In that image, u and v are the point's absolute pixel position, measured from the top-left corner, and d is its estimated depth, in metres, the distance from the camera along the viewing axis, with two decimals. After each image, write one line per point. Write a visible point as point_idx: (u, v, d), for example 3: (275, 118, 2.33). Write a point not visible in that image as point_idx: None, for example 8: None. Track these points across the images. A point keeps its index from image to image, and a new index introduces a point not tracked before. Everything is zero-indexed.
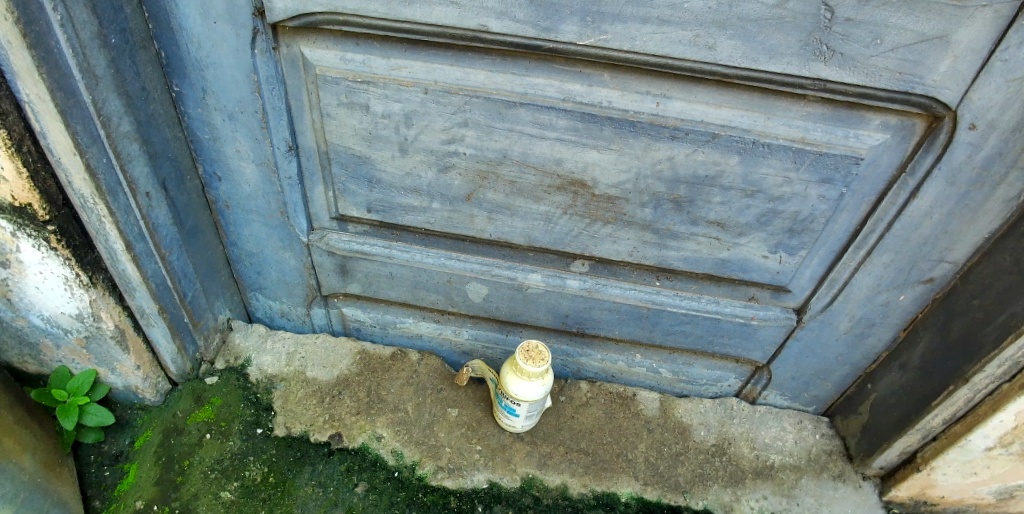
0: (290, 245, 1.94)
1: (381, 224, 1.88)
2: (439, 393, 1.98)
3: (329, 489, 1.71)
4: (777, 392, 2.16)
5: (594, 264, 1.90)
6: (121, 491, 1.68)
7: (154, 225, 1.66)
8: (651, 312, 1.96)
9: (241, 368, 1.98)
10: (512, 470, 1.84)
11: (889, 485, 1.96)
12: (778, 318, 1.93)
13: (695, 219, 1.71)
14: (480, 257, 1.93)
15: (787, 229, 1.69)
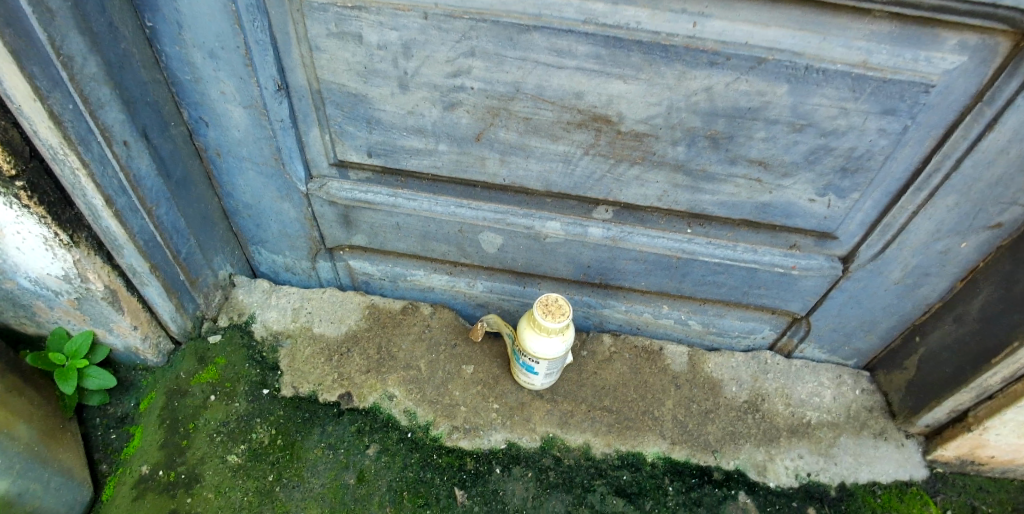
0: (289, 195, 1.79)
1: (384, 170, 1.71)
2: (454, 349, 1.88)
3: (339, 451, 1.64)
4: (815, 345, 2.01)
5: (619, 210, 1.72)
6: (127, 455, 1.62)
7: (137, 178, 1.52)
8: (681, 261, 1.80)
9: (246, 326, 1.89)
10: (531, 429, 1.74)
11: (935, 443, 1.84)
12: (822, 267, 1.75)
13: (734, 159, 1.51)
14: (493, 204, 1.76)
15: (839, 168, 1.48)
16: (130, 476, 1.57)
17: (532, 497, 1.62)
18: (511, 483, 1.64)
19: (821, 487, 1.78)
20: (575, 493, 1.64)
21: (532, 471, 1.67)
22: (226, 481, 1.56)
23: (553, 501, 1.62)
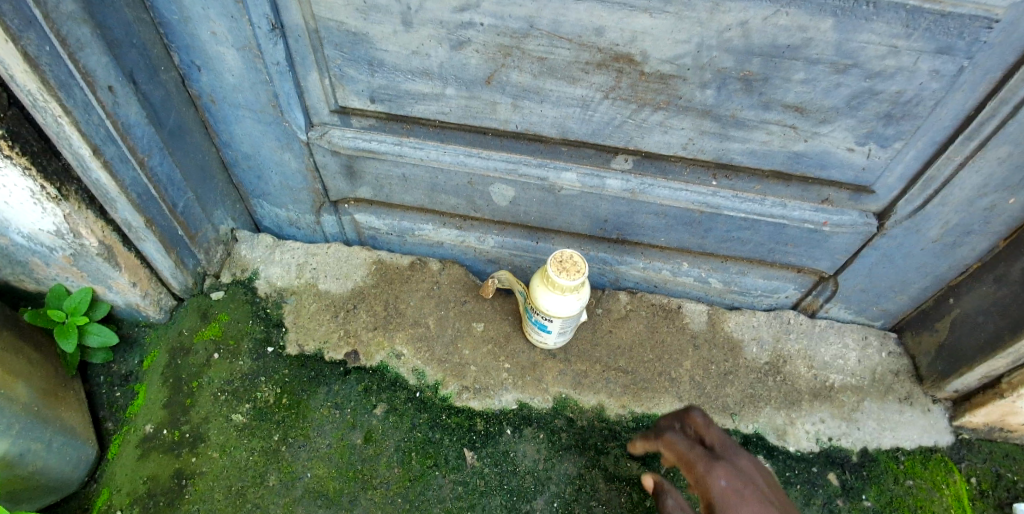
0: (289, 145, 1.69)
1: (388, 117, 1.60)
2: (464, 306, 1.81)
3: (346, 410, 1.60)
4: (842, 305, 1.91)
5: (640, 160, 1.60)
6: (131, 412, 1.60)
7: (125, 127, 1.42)
8: (704, 216, 1.69)
9: (249, 282, 1.83)
10: (543, 390, 1.68)
11: (963, 409, 1.76)
12: (855, 223, 1.63)
13: (768, 104, 1.38)
14: (504, 153, 1.65)
15: (884, 114, 1.35)
16: (134, 435, 1.55)
17: (544, 459, 1.57)
18: (522, 444, 1.59)
19: (843, 452, 1.72)
20: (589, 456, 1.58)
21: (544, 432, 1.61)
22: (231, 440, 1.53)
23: (565, 463, 1.56)
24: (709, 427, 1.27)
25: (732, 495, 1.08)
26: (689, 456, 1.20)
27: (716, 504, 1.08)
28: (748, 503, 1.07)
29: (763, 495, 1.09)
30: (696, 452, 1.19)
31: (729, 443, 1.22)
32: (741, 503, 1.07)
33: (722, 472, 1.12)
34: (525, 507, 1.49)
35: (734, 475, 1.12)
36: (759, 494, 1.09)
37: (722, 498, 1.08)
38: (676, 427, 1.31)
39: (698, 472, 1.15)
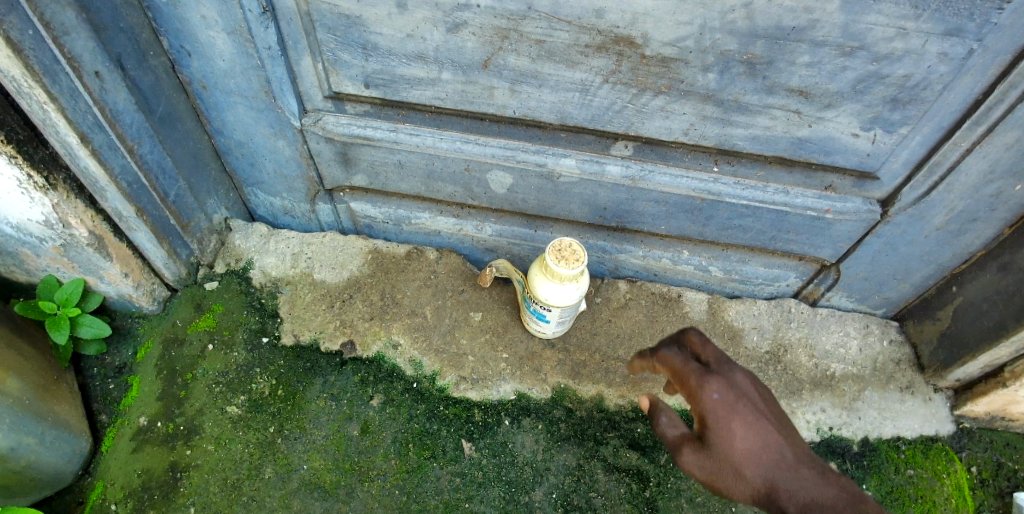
0: (282, 132, 1.65)
1: (383, 102, 1.56)
2: (461, 295, 1.79)
3: (342, 402, 1.58)
4: (843, 293, 1.89)
5: (640, 146, 1.57)
6: (125, 405, 1.58)
7: (114, 113, 1.39)
8: (705, 203, 1.66)
9: (243, 272, 1.80)
10: (542, 380, 1.67)
11: (964, 398, 1.75)
12: (859, 211, 1.60)
13: (773, 88, 1.34)
14: (502, 140, 1.61)
15: (890, 98, 1.31)
16: (128, 427, 1.53)
17: (542, 450, 1.55)
18: (521, 435, 1.57)
19: (844, 441, 1.72)
20: (588, 446, 1.56)
21: (542, 423, 1.60)
22: (226, 432, 1.51)
23: (564, 454, 1.55)
24: (706, 344, 1.22)
25: (729, 417, 1.08)
26: (684, 374, 1.16)
27: (711, 423, 1.08)
28: (744, 425, 1.07)
29: (759, 413, 1.09)
30: (692, 368, 1.15)
31: (727, 359, 1.18)
32: (737, 426, 1.07)
33: (721, 392, 1.10)
34: (524, 498, 1.48)
35: (732, 396, 1.10)
36: (756, 414, 1.09)
37: (719, 421, 1.07)
38: (671, 343, 1.25)
39: (691, 389, 1.13)
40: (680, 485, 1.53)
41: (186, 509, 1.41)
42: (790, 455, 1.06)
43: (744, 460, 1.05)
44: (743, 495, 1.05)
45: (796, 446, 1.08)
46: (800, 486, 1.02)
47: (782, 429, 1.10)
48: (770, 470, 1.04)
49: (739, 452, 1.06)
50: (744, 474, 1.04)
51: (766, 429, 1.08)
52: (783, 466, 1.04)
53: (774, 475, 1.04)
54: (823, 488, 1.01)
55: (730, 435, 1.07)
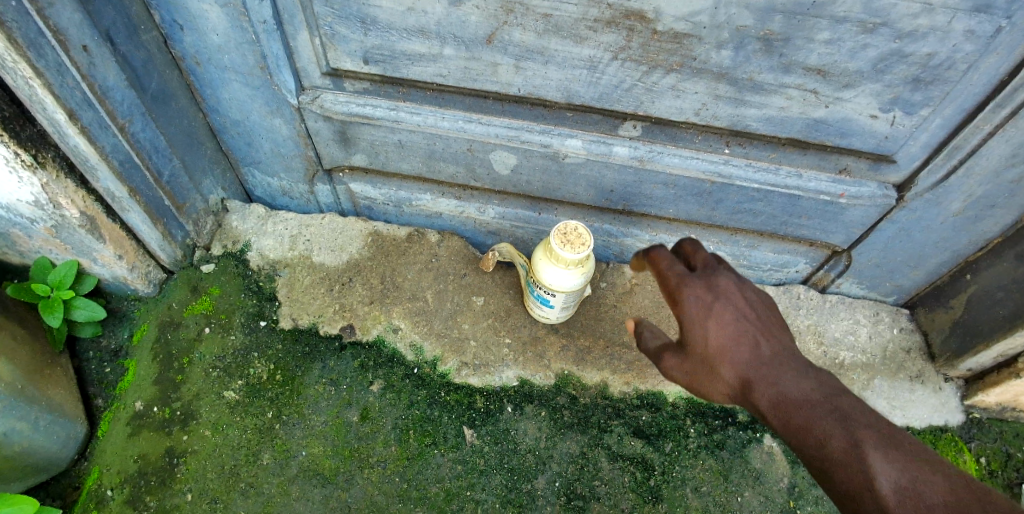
0: (279, 110, 1.59)
1: (383, 79, 1.50)
2: (463, 280, 1.75)
3: (342, 387, 1.55)
4: (854, 280, 1.85)
5: (648, 126, 1.51)
6: (122, 389, 1.55)
7: (103, 90, 1.33)
8: (715, 186, 1.61)
9: (240, 254, 1.76)
10: (545, 366, 1.63)
11: (976, 388, 1.73)
12: (874, 196, 1.55)
13: (789, 66, 1.28)
14: (506, 118, 1.55)
15: (912, 78, 1.25)
16: (124, 412, 1.50)
17: (545, 438, 1.52)
18: (523, 422, 1.54)
19: None
20: (591, 434, 1.54)
21: (546, 410, 1.57)
22: (223, 418, 1.48)
23: (568, 442, 1.52)
24: (697, 248, 1.12)
25: (701, 315, 1.02)
26: (662, 276, 1.09)
27: (686, 328, 1.03)
28: (719, 321, 1.01)
29: (738, 311, 1.02)
30: (673, 270, 1.08)
31: (717, 263, 1.09)
32: (710, 321, 1.01)
33: (696, 290, 1.04)
34: (526, 486, 1.46)
35: (708, 293, 1.04)
36: (733, 312, 1.02)
37: (692, 325, 1.02)
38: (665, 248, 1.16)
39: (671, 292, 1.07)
40: (685, 475, 1.51)
41: (183, 494, 1.39)
42: (769, 352, 0.98)
43: (716, 356, 1.00)
44: (718, 393, 1.00)
45: (781, 344, 1.00)
46: (775, 382, 0.94)
47: (767, 328, 1.02)
48: (745, 367, 0.98)
49: (712, 348, 1.01)
50: (717, 371, 1.00)
51: (744, 327, 1.01)
52: (760, 363, 0.97)
53: (747, 370, 0.97)
54: (803, 384, 0.92)
55: (701, 332, 1.02)
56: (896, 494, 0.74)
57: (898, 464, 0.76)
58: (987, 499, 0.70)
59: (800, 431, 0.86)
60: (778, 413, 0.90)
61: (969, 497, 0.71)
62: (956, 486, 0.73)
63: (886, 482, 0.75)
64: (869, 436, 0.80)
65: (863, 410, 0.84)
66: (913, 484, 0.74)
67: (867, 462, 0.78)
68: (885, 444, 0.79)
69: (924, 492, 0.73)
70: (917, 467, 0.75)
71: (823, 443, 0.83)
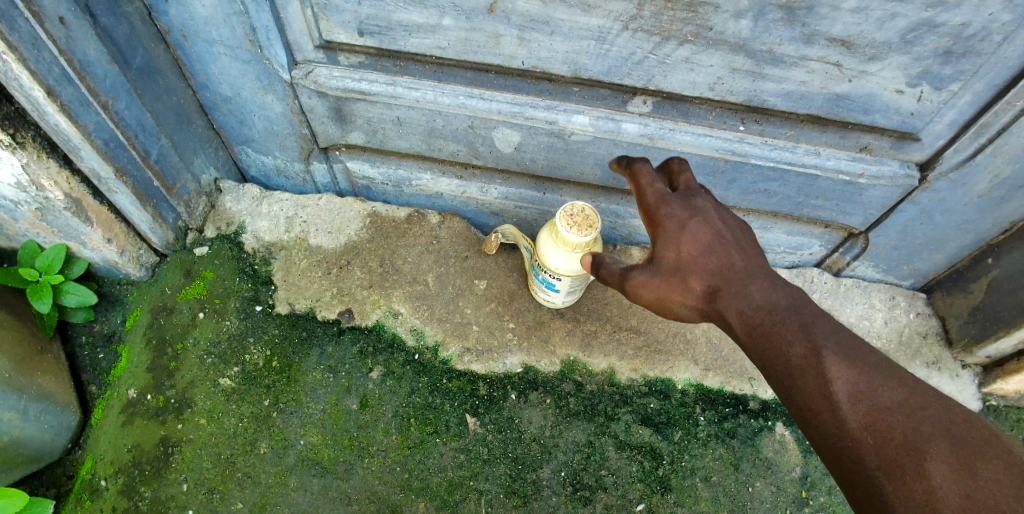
0: (271, 86, 1.50)
1: (380, 52, 1.42)
2: (465, 262, 1.70)
3: (340, 374, 1.51)
4: (870, 263, 1.78)
5: (659, 102, 1.43)
6: (115, 376, 1.52)
7: (83, 65, 1.24)
8: (729, 165, 1.53)
9: (235, 237, 1.70)
10: (550, 352, 1.59)
11: (994, 375, 1.69)
12: (895, 176, 1.47)
13: (812, 37, 1.19)
14: (509, 94, 1.48)
15: (943, 51, 1.16)
16: (117, 399, 1.47)
17: (550, 426, 1.48)
18: (528, 410, 1.50)
19: None
20: (598, 422, 1.50)
21: (551, 397, 1.53)
22: (219, 406, 1.45)
23: (574, 430, 1.48)
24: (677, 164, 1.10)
25: (677, 231, 1.00)
26: (641, 197, 1.06)
27: (660, 241, 1.01)
28: (694, 239, 0.99)
29: (715, 230, 1.00)
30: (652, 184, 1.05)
31: (695, 180, 1.08)
32: (687, 238, 0.99)
33: (675, 209, 1.01)
34: (531, 475, 1.42)
35: (687, 211, 1.01)
36: (710, 230, 1.00)
37: (668, 237, 1.00)
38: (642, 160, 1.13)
39: (648, 206, 1.04)
40: (695, 464, 1.47)
41: (179, 484, 1.36)
42: (741, 266, 0.97)
43: (688, 270, 0.98)
44: (686, 306, 0.99)
45: (753, 260, 0.99)
46: (744, 294, 0.93)
47: (742, 246, 1.00)
48: (716, 279, 0.96)
49: (684, 262, 0.99)
50: (689, 285, 0.98)
51: (719, 244, 0.99)
52: (731, 276, 0.96)
53: (718, 282, 0.96)
54: (772, 295, 0.92)
55: (675, 248, 0.99)
56: (851, 396, 0.78)
57: (854, 366, 0.80)
58: (927, 396, 0.77)
59: (763, 339, 0.88)
60: (744, 321, 0.91)
61: (914, 396, 0.77)
62: (902, 384, 0.78)
63: (842, 385, 0.79)
64: (831, 344, 0.82)
65: (823, 319, 0.87)
66: (866, 386, 0.78)
67: (826, 367, 0.80)
68: (844, 350, 0.81)
69: (877, 393, 0.77)
70: (872, 369, 0.79)
71: (785, 350, 0.84)
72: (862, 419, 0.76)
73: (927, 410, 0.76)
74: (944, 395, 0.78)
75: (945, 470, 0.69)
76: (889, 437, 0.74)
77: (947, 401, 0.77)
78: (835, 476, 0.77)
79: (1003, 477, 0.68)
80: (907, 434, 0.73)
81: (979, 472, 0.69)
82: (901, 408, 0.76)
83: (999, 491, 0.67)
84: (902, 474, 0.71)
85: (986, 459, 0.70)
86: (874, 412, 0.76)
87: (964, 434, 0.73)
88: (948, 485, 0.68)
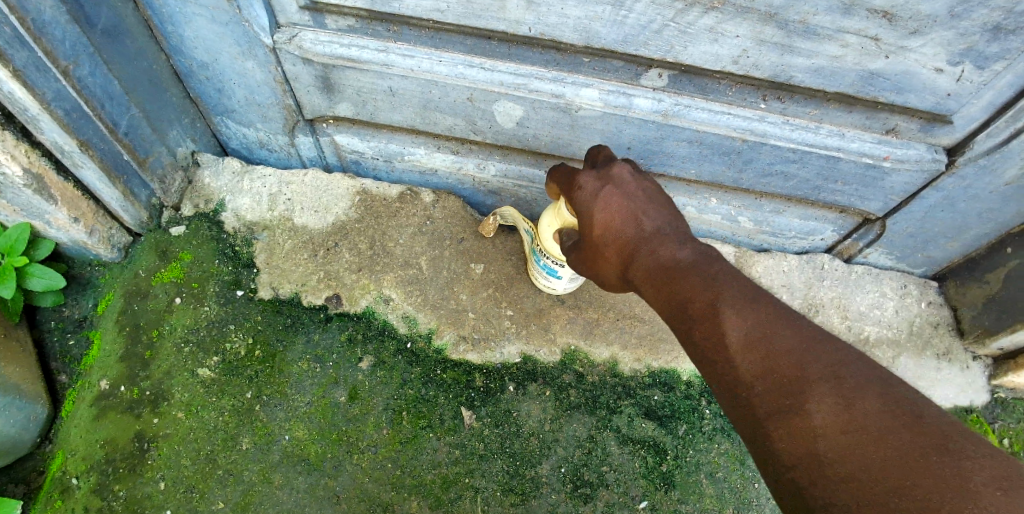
0: (252, 52, 1.36)
1: (371, 15, 1.28)
2: (461, 245, 1.60)
3: (328, 364, 1.42)
4: (883, 250, 1.71)
5: (675, 75, 1.32)
6: (87, 364, 1.43)
7: (38, 26, 1.09)
8: (746, 146, 1.43)
9: (214, 215, 1.58)
10: (550, 341, 1.51)
11: (1006, 368, 1.65)
12: (921, 160, 1.38)
13: (852, 7, 1.07)
14: (512, 64, 1.35)
15: (993, 26, 1.06)
16: (89, 391, 1.38)
17: (550, 420, 1.42)
18: (526, 403, 1.43)
19: None
20: (599, 416, 1.43)
21: (550, 389, 1.46)
22: (198, 399, 1.36)
23: (574, 423, 1.42)
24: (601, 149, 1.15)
25: (590, 201, 1.00)
26: (564, 178, 1.12)
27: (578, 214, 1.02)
28: (606, 205, 0.97)
29: (626, 195, 0.98)
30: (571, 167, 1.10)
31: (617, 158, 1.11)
32: (597, 206, 0.98)
33: (588, 182, 1.03)
34: (529, 472, 1.36)
35: (598, 181, 1.02)
36: (620, 195, 0.98)
37: (582, 209, 1.01)
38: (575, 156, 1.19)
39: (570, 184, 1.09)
40: (700, 459, 1.43)
41: (156, 483, 1.29)
42: (650, 227, 0.93)
43: (602, 239, 0.97)
44: (612, 277, 0.98)
45: (667, 221, 0.94)
46: (652, 254, 0.89)
47: (658, 208, 0.96)
48: (628, 244, 0.93)
49: (600, 231, 0.97)
50: (606, 255, 0.97)
51: (628, 207, 0.96)
52: (638, 237, 0.92)
53: (627, 246, 0.93)
54: (677, 251, 0.88)
55: (589, 219, 1.00)
56: (746, 346, 0.73)
57: (751, 315, 0.76)
58: (827, 344, 0.72)
59: (668, 295, 0.83)
60: (651, 281, 0.86)
61: (813, 344, 0.72)
62: (804, 333, 0.73)
63: (739, 335, 0.75)
64: (730, 295, 0.78)
65: (729, 271, 0.83)
66: (762, 333, 0.74)
67: (724, 318, 0.76)
68: (742, 301, 0.77)
69: (773, 341, 0.73)
70: (771, 317, 0.75)
71: (687, 306, 0.80)
72: (756, 368, 0.72)
73: (825, 357, 0.70)
74: (847, 344, 0.73)
75: (832, 413, 0.65)
76: (782, 384, 0.69)
77: (848, 350, 0.72)
78: (737, 431, 0.73)
79: (893, 417, 0.63)
80: (800, 380, 0.68)
81: (869, 415, 0.63)
82: (798, 356, 0.71)
83: (887, 432, 0.62)
84: (791, 421, 0.66)
85: (879, 401, 0.65)
86: (768, 361, 0.71)
87: (861, 380, 0.67)
88: (835, 428, 0.64)
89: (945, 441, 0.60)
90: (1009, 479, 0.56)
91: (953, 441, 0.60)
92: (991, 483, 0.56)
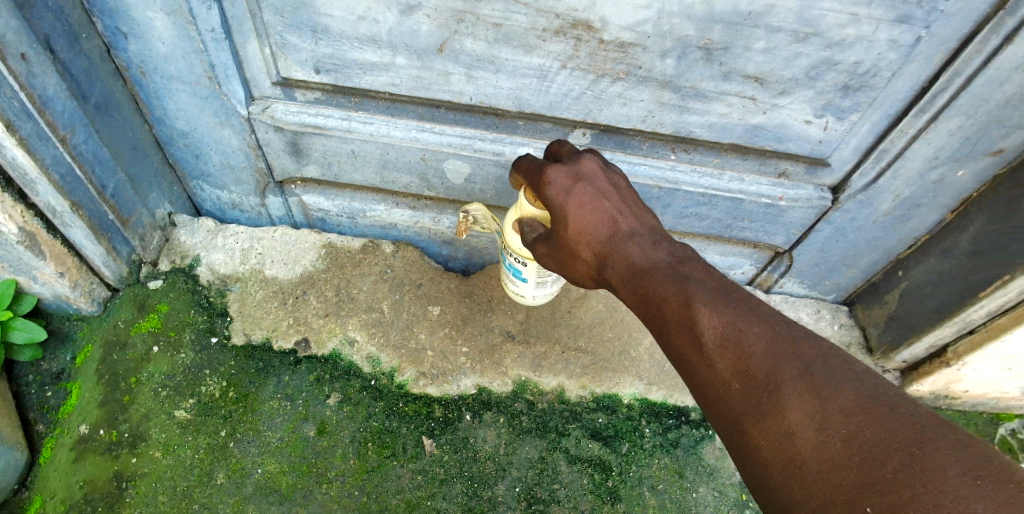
0: (229, 121, 1.54)
1: (335, 89, 1.49)
2: (419, 290, 1.75)
3: (297, 402, 1.53)
4: (795, 280, 1.94)
5: (597, 133, 1.56)
6: (65, 413, 1.50)
7: (43, 100, 1.26)
8: (663, 192, 1.66)
9: (189, 270, 1.71)
10: (503, 373, 1.65)
11: (911, 378, 1.85)
12: (810, 198, 1.62)
13: (729, 74, 1.34)
14: (458, 128, 1.57)
15: (842, 85, 1.33)
16: (68, 437, 1.45)
17: (504, 444, 1.53)
18: (482, 429, 1.55)
19: None
20: (550, 438, 1.56)
21: (504, 417, 1.58)
22: (174, 438, 1.44)
23: (527, 447, 1.54)
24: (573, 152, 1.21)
25: (563, 200, 1.07)
26: (534, 174, 1.15)
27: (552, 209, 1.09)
28: (582, 203, 1.07)
29: (599, 195, 1.08)
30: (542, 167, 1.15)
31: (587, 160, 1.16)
32: (571, 205, 1.07)
33: (559, 179, 1.09)
34: (486, 493, 1.46)
35: (570, 180, 1.09)
36: (593, 195, 1.08)
37: (555, 204, 1.08)
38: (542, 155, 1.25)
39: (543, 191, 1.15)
40: (642, 473, 1.55)
41: None
42: (624, 228, 1.06)
43: (577, 233, 1.07)
44: (581, 267, 1.11)
45: (639, 223, 1.08)
46: (628, 257, 1.02)
47: (629, 213, 1.09)
48: (603, 243, 1.06)
49: (574, 224, 1.07)
50: (578, 252, 1.08)
51: (604, 211, 1.07)
52: (612, 239, 1.05)
53: (601, 247, 1.05)
54: (650, 251, 1.01)
55: (562, 214, 1.07)
56: (720, 347, 0.86)
57: (722, 314, 0.88)
58: (796, 339, 0.84)
59: (647, 300, 0.97)
60: (629, 285, 1.00)
61: (784, 340, 0.84)
62: (775, 330, 0.85)
63: (713, 334, 0.87)
64: (705, 298, 0.91)
65: (703, 276, 0.94)
66: (734, 334, 0.86)
67: (698, 319, 0.89)
68: (715, 303, 0.90)
69: (746, 340, 0.85)
70: (741, 318, 0.87)
71: (662, 307, 0.94)
72: (730, 367, 0.84)
73: (794, 353, 0.82)
74: (815, 336, 0.85)
75: (805, 416, 0.76)
76: (755, 383, 0.82)
77: (814, 342, 0.83)
78: (716, 423, 0.86)
79: (864, 416, 0.73)
80: (771, 379, 0.80)
81: (841, 416, 0.74)
82: (769, 353, 0.83)
83: (859, 432, 0.72)
84: (766, 423, 0.79)
85: (848, 400, 0.75)
86: (740, 360, 0.84)
87: (830, 378, 0.78)
88: (808, 431, 0.75)
89: (919, 436, 0.69)
90: (987, 469, 0.64)
91: (928, 435, 0.69)
92: (965, 473, 0.64)
